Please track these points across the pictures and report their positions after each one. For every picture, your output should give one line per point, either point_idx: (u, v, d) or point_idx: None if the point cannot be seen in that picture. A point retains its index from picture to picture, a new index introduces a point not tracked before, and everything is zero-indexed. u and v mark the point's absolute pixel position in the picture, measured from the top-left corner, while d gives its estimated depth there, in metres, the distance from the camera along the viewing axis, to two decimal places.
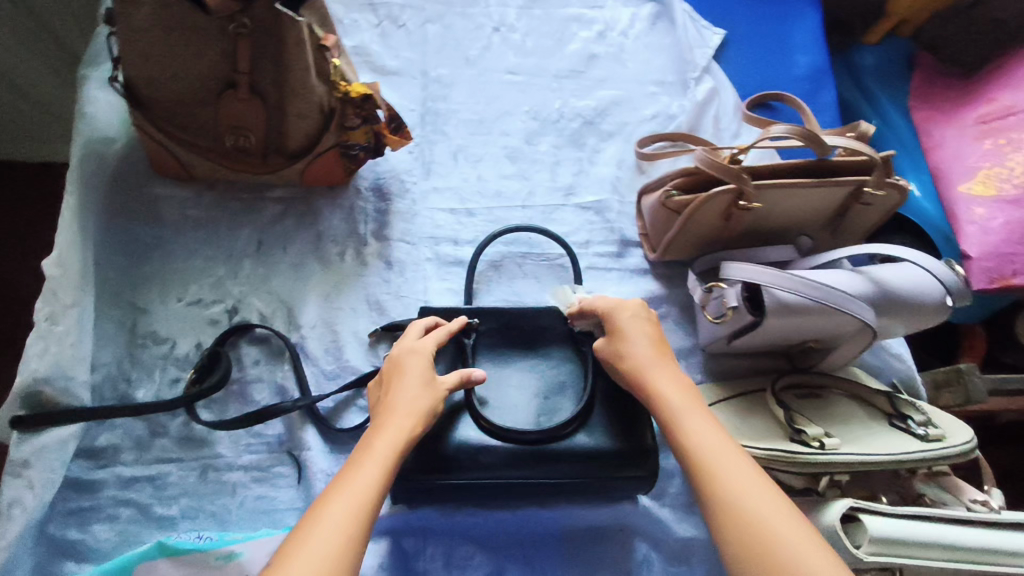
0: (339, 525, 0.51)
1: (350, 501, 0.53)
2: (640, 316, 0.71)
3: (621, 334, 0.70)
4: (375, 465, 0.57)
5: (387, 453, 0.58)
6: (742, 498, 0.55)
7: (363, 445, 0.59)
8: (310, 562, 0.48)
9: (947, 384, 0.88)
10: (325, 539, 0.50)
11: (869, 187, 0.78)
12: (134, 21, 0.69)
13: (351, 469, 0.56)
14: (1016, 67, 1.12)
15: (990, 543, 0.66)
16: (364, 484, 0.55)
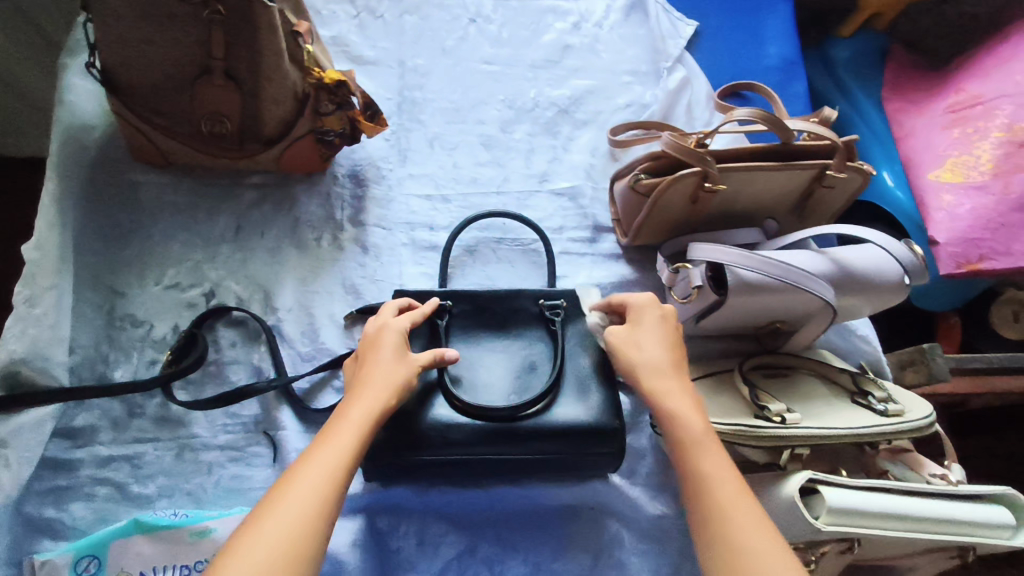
0: (311, 491, 0.52)
1: (323, 467, 0.54)
2: (659, 320, 0.71)
3: (640, 339, 0.70)
4: (350, 432, 0.58)
5: (361, 421, 0.59)
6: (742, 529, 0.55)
7: (338, 415, 0.60)
8: (280, 525, 0.49)
9: (911, 363, 0.91)
10: (296, 506, 0.51)
11: (830, 171, 0.80)
12: (110, 6, 0.70)
13: (325, 438, 0.57)
14: (983, 59, 1.14)
15: (945, 513, 0.68)
16: (337, 451, 0.56)
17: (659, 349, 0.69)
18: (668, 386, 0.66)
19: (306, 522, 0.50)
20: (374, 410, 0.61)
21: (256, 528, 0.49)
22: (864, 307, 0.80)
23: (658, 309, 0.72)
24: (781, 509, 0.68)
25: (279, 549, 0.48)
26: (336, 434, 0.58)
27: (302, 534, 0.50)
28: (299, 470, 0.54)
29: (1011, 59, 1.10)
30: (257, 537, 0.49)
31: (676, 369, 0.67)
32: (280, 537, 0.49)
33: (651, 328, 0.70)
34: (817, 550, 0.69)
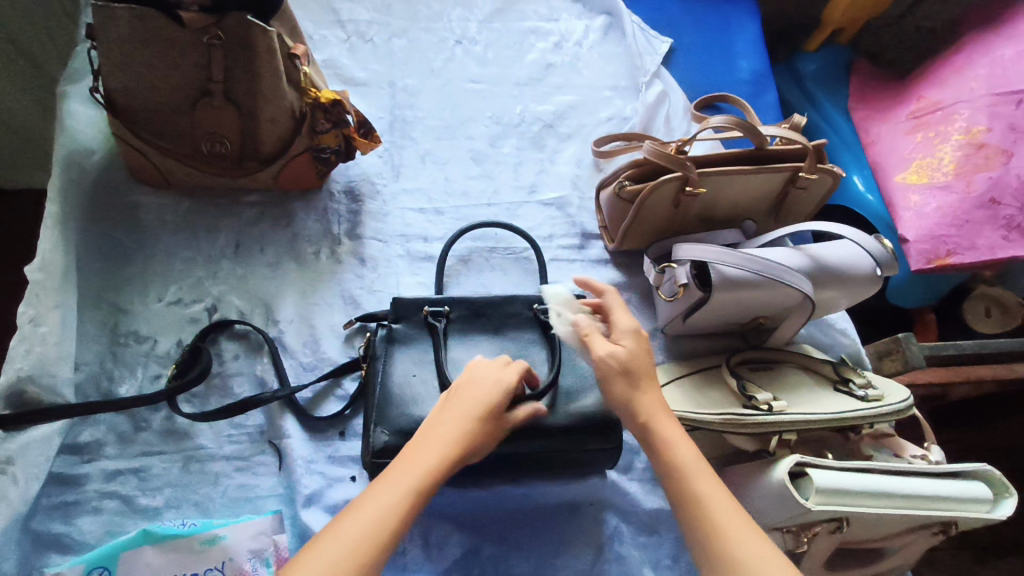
0: (376, 514, 0.55)
1: (406, 481, 0.57)
2: (644, 344, 0.70)
3: (637, 369, 0.68)
4: (434, 450, 0.60)
5: (445, 441, 0.61)
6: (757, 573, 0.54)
7: (421, 433, 0.62)
8: (356, 528, 0.53)
9: (888, 352, 0.98)
10: (383, 508, 0.55)
11: (803, 172, 0.85)
12: (113, 35, 0.74)
13: (407, 455, 0.60)
14: (942, 67, 1.20)
15: (928, 490, 0.71)
16: (418, 466, 0.59)
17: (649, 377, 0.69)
18: (680, 451, 0.64)
19: (381, 529, 0.54)
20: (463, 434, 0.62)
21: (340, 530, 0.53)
22: (841, 300, 0.85)
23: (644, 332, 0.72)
24: (771, 493, 0.71)
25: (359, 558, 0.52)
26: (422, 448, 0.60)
27: (374, 542, 0.53)
28: (384, 480, 0.57)
29: (967, 67, 1.16)
30: (337, 540, 0.52)
31: (666, 412, 0.67)
32: (357, 546, 0.52)
33: (645, 353, 0.70)
34: (809, 531, 0.72)
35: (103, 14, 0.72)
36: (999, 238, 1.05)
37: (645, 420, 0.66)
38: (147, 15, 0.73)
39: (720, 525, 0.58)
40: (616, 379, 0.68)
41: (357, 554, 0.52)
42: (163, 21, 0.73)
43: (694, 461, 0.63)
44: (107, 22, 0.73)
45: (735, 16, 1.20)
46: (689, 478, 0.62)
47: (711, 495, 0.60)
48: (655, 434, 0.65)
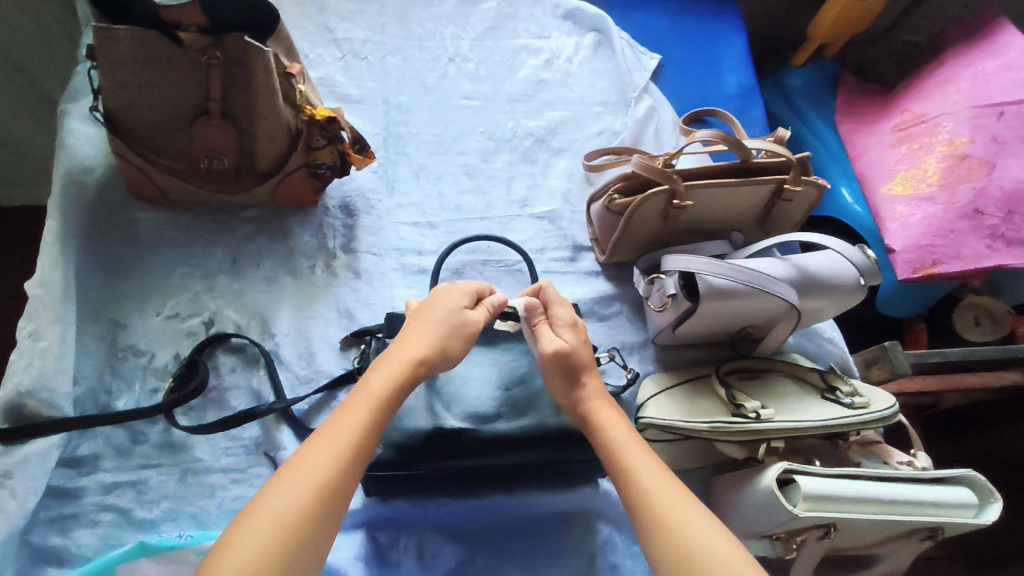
0: (339, 438, 0.59)
1: (372, 400, 0.62)
2: (582, 336, 0.74)
3: (578, 361, 0.72)
4: (400, 364, 0.66)
5: (410, 356, 0.67)
6: (679, 527, 0.57)
7: (387, 355, 0.67)
8: (327, 447, 0.58)
9: (876, 361, 0.99)
10: (342, 437, 0.59)
11: (787, 185, 0.87)
12: (113, 54, 0.76)
13: (373, 373, 0.65)
14: (925, 81, 1.23)
15: (914, 496, 0.72)
16: (381, 385, 0.64)
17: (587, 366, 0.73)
18: (610, 421, 0.68)
19: (348, 455, 0.58)
20: (428, 344, 0.68)
21: (300, 464, 0.57)
22: (827, 309, 0.87)
23: (581, 324, 0.75)
24: (760, 500, 0.72)
25: (325, 480, 0.56)
26: (387, 368, 0.65)
27: (340, 466, 0.57)
28: (349, 405, 0.62)
29: (949, 80, 1.19)
30: (301, 473, 0.56)
31: (602, 393, 0.71)
32: (323, 472, 0.56)
33: (584, 344, 0.74)
34: (797, 538, 0.74)
35: (104, 35, 0.75)
36: (983, 247, 1.07)
37: (582, 399, 0.71)
38: (149, 37, 0.75)
39: (645, 485, 0.61)
40: (557, 372, 0.72)
41: (318, 479, 0.56)
42: (163, 41, 0.76)
43: (625, 436, 0.67)
44: (107, 42, 0.75)
45: (722, 33, 1.23)
46: (621, 449, 0.65)
47: (639, 461, 0.64)
48: (591, 411, 0.70)
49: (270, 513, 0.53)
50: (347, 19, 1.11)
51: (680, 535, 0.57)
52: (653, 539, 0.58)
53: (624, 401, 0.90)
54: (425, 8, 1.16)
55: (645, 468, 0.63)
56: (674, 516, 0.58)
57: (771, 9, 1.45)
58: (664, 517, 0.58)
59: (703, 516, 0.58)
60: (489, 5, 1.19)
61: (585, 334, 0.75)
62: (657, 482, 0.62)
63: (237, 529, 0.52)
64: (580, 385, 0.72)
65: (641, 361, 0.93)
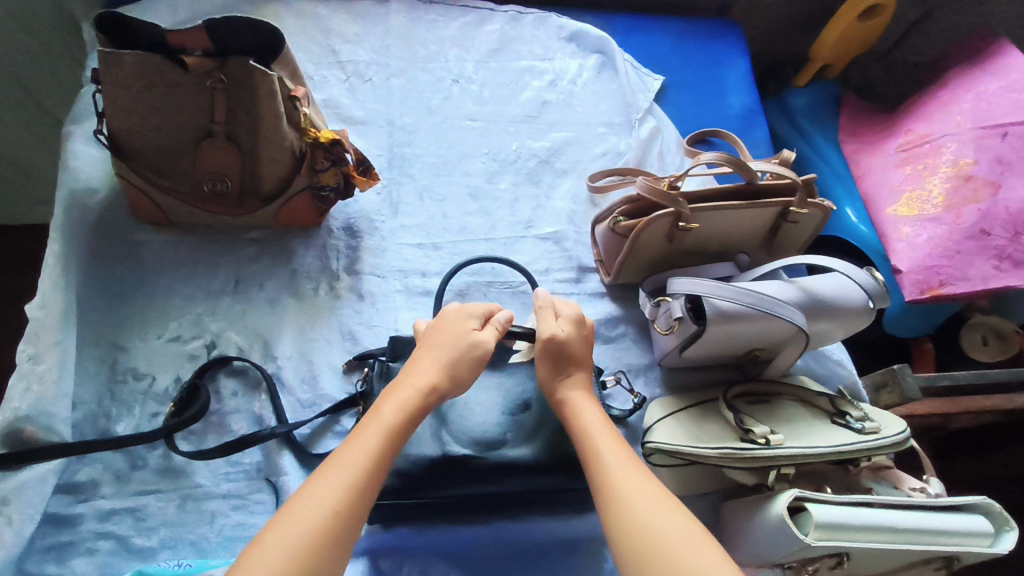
0: (354, 465, 0.58)
1: (381, 431, 0.62)
2: (582, 329, 0.77)
3: (571, 352, 0.75)
4: (410, 394, 0.66)
5: (419, 386, 0.67)
6: (638, 514, 0.59)
7: (395, 385, 0.67)
8: (342, 472, 0.57)
9: (884, 384, 0.96)
10: (355, 463, 0.58)
11: (793, 207, 0.87)
12: (117, 78, 0.76)
13: (385, 402, 0.65)
14: (928, 101, 1.23)
15: (928, 524, 0.70)
16: (391, 414, 0.63)
17: (580, 359, 0.75)
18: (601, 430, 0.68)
19: (358, 485, 0.57)
20: (438, 374, 0.68)
21: (307, 494, 0.56)
22: (836, 332, 0.86)
23: (584, 320, 0.78)
24: (771, 529, 0.70)
25: (339, 509, 0.55)
26: (395, 398, 0.65)
27: (352, 496, 0.56)
28: (359, 435, 0.61)
29: (952, 101, 1.19)
30: (310, 504, 0.55)
31: (586, 387, 0.74)
32: (333, 502, 0.55)
33: (582, 337, 0.77)
34: (809, 567, 0.72)
35: (108, 60, 0.75)
36: (990, 268, 1.06)
37: (563, 389, 0.73)
38: (147, 60, 0.75)
39: (614, 471, 0.63)
40: (548, 358, 0.74)
41: (334, 505, 0.55)
42: (168, 66, 0.76)
43: (598, 424, 0.69)
44: (112, 66, 0.75)
45: (723, 55, 1.23)
46: (594, 436, 0.67)
47: (611, 450, 0.66)
48: (568, 401, 0.72)
49: (282, 545, 0.52)
50: (352, 40, 1.12)
51: (638, 524, 0.58)
52: (614, 524, 0.59)
53: (630, 425, 0.89)
54: (429, 30, 1.17)
55: (614, 455, 0.65)
56: (637, 502, 0.59)
57: (773, 30, 1.46)
58: (625, 501, 0.60)
59: (670, 508, 0.59)
60: (493, 28, 1.20)
61: (587, 329, 0.78)
62: (626, 471, 0.63)
63: (246, 562, 0.51)
64: (569, 372, 0.74)
65: (647, 384, 0.92)
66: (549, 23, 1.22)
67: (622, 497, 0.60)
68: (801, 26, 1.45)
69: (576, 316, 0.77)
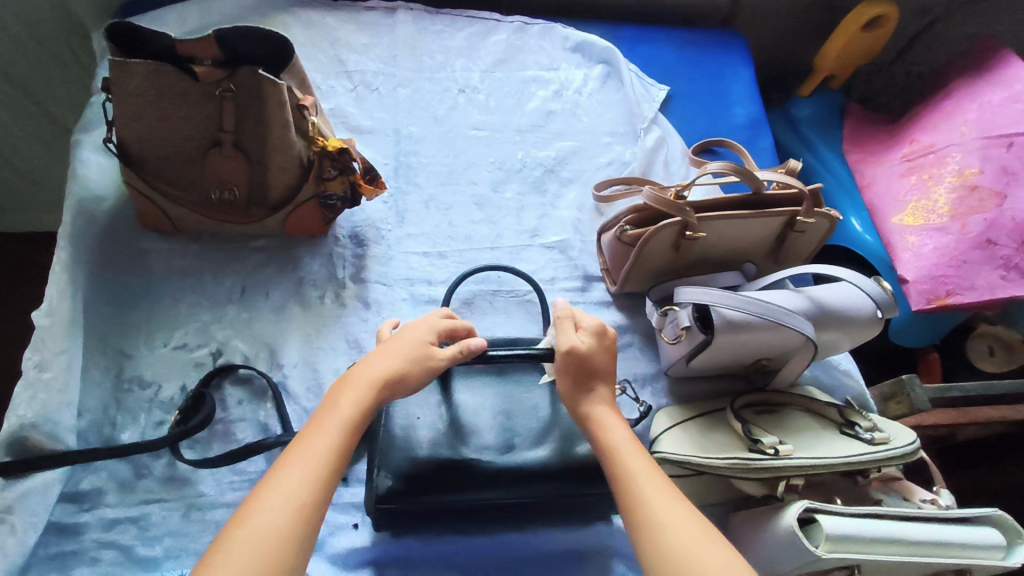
0: (313, 462, 0.57)
1: (339, 425, 0.60)
2: (604, 342, 0.75)
3: (594, 364, 0.73)
4: (366, 388, 0.64)
5: (375, 380, 0.65)
6: (674, 541, 0.57)
7: (350, 377, 0.65)
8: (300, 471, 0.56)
9: (893, 395, 0.96)
10: (313, 459, 0.57)
11: (800, 217, 0.87)
12: (127, 88, 0.77)
13: (342, 396, 0.63)
14: (931, 112, 1.24)
15: (940, 537, 0.69)
16: (348, 407, 0.62)
17: (603, 372, 0.74)
18: (632, 449, 0.66)
19: (319, 479, 0.56)
20: (393, 369, 0.66)
21: (265, 495, 0.54)
22: (843, 341, 0.86)
23: (607, 332, 0.76)
24: (780, 540, 0.70)
25: (299, 508, 0.54)
26: (352, 393, 0.63)
27: (313, 492, 0.55)
28: (315, 431, 0.60)
29: (956, 112, 1.19)
30: (273, 504, 0.54)
31: (610, 402, 0.72)
32: (297, 500, 0.54)
33: (604, 349, 0.75)
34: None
35: (120, 69, 0.75)
36: (997, 277, 1.06)
37: (588, 402, 0.71)
38: (162, 69, 0.76)
39: (647, 494, 0.61)
40: (571, 372, 0.72)
41: (293, 504, 0.54)
42: (178, 75, 0.77)
43: (628, 441, 0.67)
44: (123, 75, 0.76)
45: (729, 65, 1.24)
46: (622, 454, 0.66)
47: (641, 469, 0.64)
48: (595, 415, 0.70)
49: (248, 545, 0.51)
50: (358, 50, 1.13)
51: (675, 552, 0.56)
52: (648, 548, 0.58)
53: (637, 434, 0.89)
54: (435, 40, 1.17)
55: (648, 477, 0.63)
56: (673, 529, 0.58)
57: (777, 41, 1.47)
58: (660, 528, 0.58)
59: (705, 535, 0.58)
60: (499, 38, 1.20)
61: (609, 340, 0.76)
62: (660, 494, 0.61)
63: (215, 560, 0.50)
64: (592, 384, 0.72)
65: (654, 393, 0.92)
66: (555, 33, 1.22)
67: (656, 523, 0.59)
68: (804, 37, 1.46)
69: (598, 328, 0.75)
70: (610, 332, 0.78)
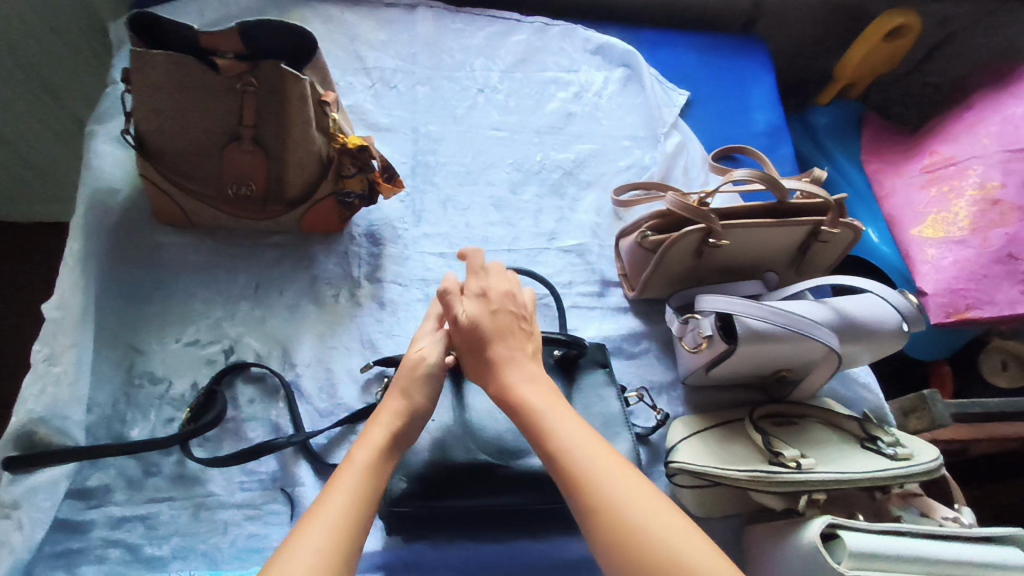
0: (339, 505, 0.55)
1: (360, 468, 0.59)
2: (488, 304, 0.71)
3: (481, 330, 0.69)
4: (379, 433, 0.63)
5: (390, 421, 0.65)
6: (632, 506, 0.54)
7: (368, 426, 0.65)
8: (326, 516, 0.54)
9: (914, 410, 0.95)
10: (338, 504, 0.55)
11: (825, 227, 0.86)
12: (148, 79, 0.76)
13: (358, 446, 0.62)
14: (953, 124, 1.22)
15: (964, 556, 0.68)
16: (365, 454, 0.61)
17: (501, 335, 0.70)
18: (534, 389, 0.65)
19: (346, 519, 0.54)
20: (408, 411, 0.66)
21: (296, 539, 0.52)
22: (864, 355, 0.85)
23: (492, 293, 0.72)
24: (803, 557, 0.68)
25: (327, 546, 0.51)
26: (369, 439, 0.63)
27: (339, 531, 0.53)
28: (334, 480, 0.58)
29: (979, 124, 1.17)
30: (301, 541, 0.52)
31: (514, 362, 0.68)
32: (323, 539, 0.52)
33: (493, 312, 0.71)
34: None
35: (140, 61, 0.75)
36: (1018, 293, 1.05)
37: (497, 373, 0.67)
38: (184, 61, 0.75)
39: (588, 463, 0.58)
40: (467, 344, 0.70)
41: (325, 547, 0.51)
42: (199, 67, 0.76)
43: (555, 411, 0.63)
44: (144, 67, 0.75)
45: (749, 72, 1.23)
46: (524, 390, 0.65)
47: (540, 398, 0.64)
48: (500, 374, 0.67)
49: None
50: (378, 47, 1.11)
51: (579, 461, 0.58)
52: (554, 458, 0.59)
53: (653, 443, 0.87)
54: (454, 39, 1.16)
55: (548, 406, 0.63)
56: (623, 503, 0.54)
57: (797, 48, 1.46)
58: (612, 500, 0.55)
59: (656, 498, 0.55)
60: (519, 38, 1.19)
61: (498, 298, 0.72)
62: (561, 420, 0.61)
63: None
64: (491, 350, 0.68)
65: (671, 402, 0.91)
66: (575, 35, 1.21)
67: (603, 500, 0.55)
68: (824, 45, 1.45)
69: (475, 291, 0.73)
70: (499, 287, 0.73)
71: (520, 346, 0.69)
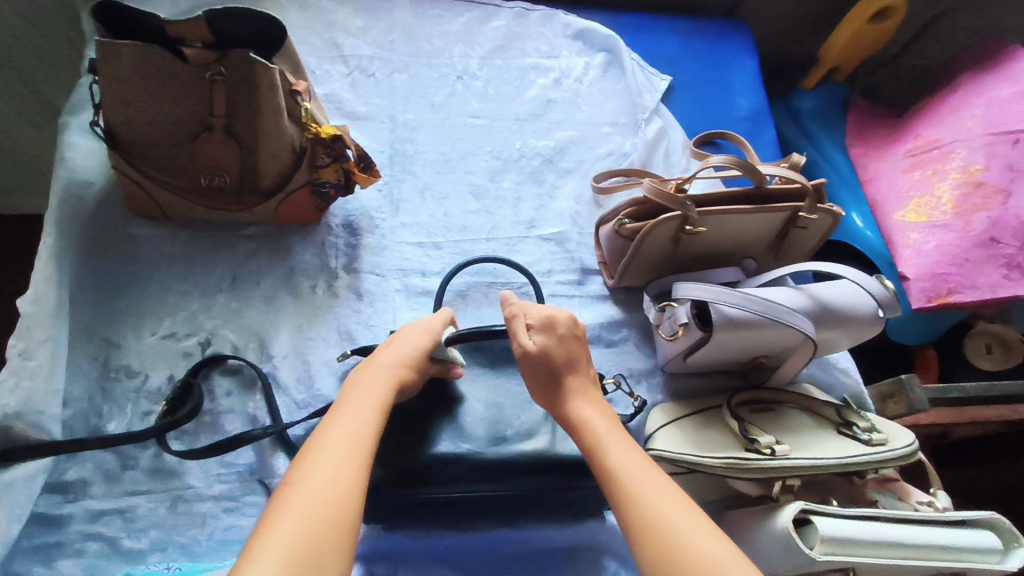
0: (342, 456, 0.55)
1: (366, 425, 0.59)
2: (554, 334, 0.72)
3: (551, 362, 0.71)
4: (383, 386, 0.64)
5: (384, 383, 0.65)
6: (689, 541, 0.54)
7: (357, 379, 0.66)
8: (329, 465, 0.53)
9: (891, 394, 0.95)
10: (345, 454, 0.55)
11: (802, 212, 0.85)
12: (115, 69, 0.74)
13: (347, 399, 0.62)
14: (938, 106, 1.21)
15: (933, 539, 0.69)
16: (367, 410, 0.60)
17: (569, 362, 0.72)
18: (604, 430, 0.67)
19: (346, 467, 0.54)
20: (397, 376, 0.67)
21: (301, 483, 0.52)
22: (843, 340, 0.85)
23: (557, 318, 0.73)
24: (775, 543, 0.68)
25: (331, 494, 0.51)
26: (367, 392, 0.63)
27: (341, 477, 0.53)
28: (334, 426, 0.58)
29: (963, 107, 1.16)
30: (304, 485, 0.51)
31: (584, 392, 0.71)
32: (323, 488, 0.52)
33: (560, 340, 0.72)
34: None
35: (105, 51, 0.73)
36: (999, 276, 1.04)
37: (564, 397, 0.70)
38: (151, 52, 0.74)
39: (649, 499, 0.58)
40: (535, 374, 0.71)
41: (327, 492, 0.51)
42: (167, 57, 0.75)
43: (609, 433, 0.66)
44: (110, 56, 0.73)
45: (732, 55, 1.22)
46: (594, 427, 0.67)
47: (609, 436, 0.66)
48: (570, 407, 0.70)
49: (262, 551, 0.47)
50: (355, 34, 1.10)
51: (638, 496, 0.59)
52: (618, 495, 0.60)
53: (632, 430, 0.88)
54: (433, 26, 1.15)
55: (618, 447, 0.64)
56: (662, 511, 0.57)
57: (782, 31, 1.44)
58: (674, 537, 0.55)
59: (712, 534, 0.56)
60: (499, 24, 1.18)
61: (562, 327, 0.73)
62: (630, 458, 0.63)
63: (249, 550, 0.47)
64: (564, 380, 0.71)
65: (650, 389, 0.91)
66: (556, 20, 1.20)
67: (651, 513, 0.57)
68: (809, 26, 1.44)
69: (542, 320, 0.72)
70: (562, 312, 0.74)
71: (584, 375, 0.72)
